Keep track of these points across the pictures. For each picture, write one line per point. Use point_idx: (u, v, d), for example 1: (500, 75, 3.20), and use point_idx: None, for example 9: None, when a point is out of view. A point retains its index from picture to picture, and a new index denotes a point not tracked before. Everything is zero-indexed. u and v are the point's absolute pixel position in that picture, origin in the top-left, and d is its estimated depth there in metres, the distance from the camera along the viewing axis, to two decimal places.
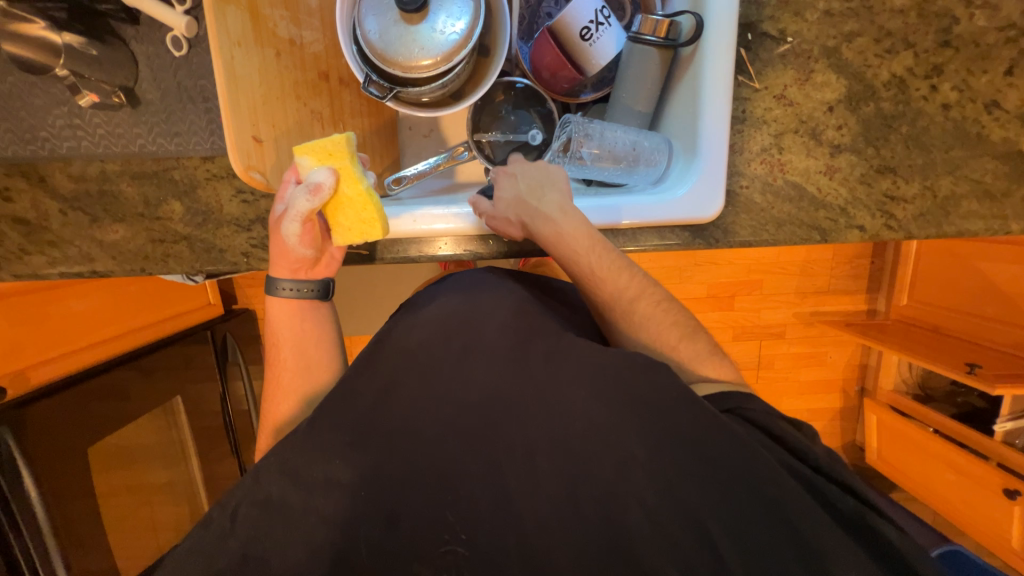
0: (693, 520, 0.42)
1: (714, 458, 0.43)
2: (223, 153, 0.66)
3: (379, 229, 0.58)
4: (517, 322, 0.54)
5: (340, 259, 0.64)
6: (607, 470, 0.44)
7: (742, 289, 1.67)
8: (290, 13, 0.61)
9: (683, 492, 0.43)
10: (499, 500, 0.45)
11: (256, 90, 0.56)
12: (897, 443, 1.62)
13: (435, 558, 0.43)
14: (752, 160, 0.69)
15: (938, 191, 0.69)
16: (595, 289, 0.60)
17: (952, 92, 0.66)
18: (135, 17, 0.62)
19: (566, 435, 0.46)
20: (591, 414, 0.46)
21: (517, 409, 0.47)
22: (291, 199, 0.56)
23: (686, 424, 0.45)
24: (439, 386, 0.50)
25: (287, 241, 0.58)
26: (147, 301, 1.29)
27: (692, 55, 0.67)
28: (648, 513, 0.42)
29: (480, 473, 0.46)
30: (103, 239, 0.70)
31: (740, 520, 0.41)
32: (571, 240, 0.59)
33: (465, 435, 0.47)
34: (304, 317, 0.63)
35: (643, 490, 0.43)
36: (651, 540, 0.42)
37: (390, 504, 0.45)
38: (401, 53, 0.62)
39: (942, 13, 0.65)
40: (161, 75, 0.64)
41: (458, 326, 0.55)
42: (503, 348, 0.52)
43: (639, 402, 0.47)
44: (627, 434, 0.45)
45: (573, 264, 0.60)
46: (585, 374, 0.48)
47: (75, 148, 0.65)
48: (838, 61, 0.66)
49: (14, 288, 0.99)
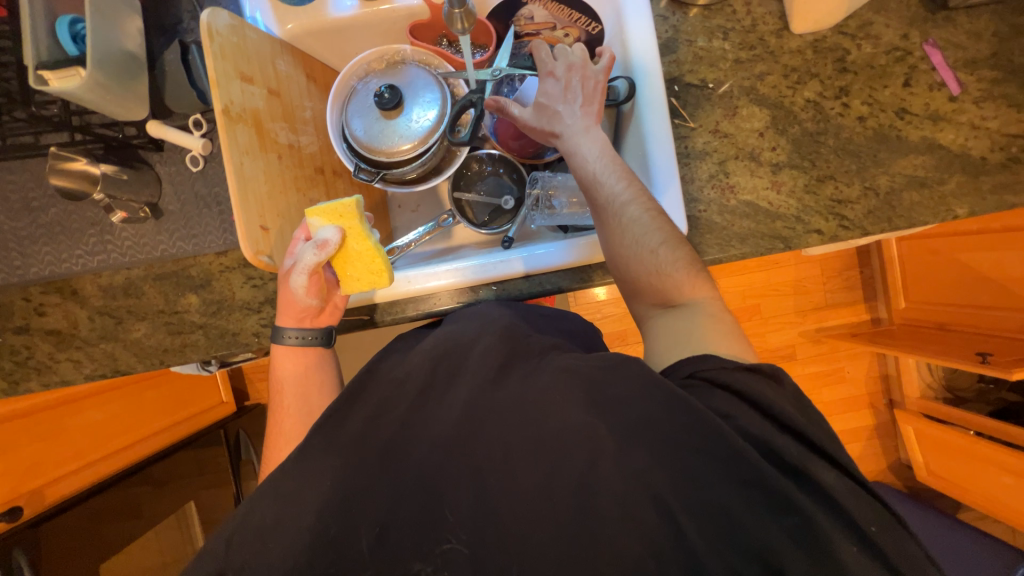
0: (660, 504, 0.42)
1: (680, 442, 0.42)
2: (235, 247, 0.74)
3: (385, 278, 0.66)
4: (495, 345, 0.53)
5: (342, 308, 0.69)
6: (574, 468, 0.44)
7: (741, 315, 1.69)
8: (288, 124, 0.72)
9: (656, 480, 0.42)
10: (477, 512, 0.44)
11: (262, 187, 0.65)
12: (943, 452, 1.52)
13: (436, 556, 0.44)
14: (704, 187, 0.76)
15: (879, 189, 0.76)
16: (594, 189, 0.64)
17: (862, 106, 0.76)
18: (159, 145, 0.73)
19: (539, 438, 0.45)
20: (562, 416, 0.46)
21: (494, 423, 0.47)
22: (303, 253, 0.62)
23: (660, 415, 0.43)
24: (421, 415, 0.49)
25: (294, 292, 0.63)
26: (164, 405, 1.30)
27: (632, 110, 0.77)
28: (620, 506, 0.42)
29: (471, 490, 0.45)
30: (126, 339, 0.76)
31: (702, 498, 0.42)
32: (596, 152, 0.65)
33: (444, 453, 0.46)
34: (307, 368, 0.67)
35: (616, 484, 0.43)
36: (622, 531, 0.42)
37: (384, 522, 0.45)
38: (384, 143, 0.73)
39: (833, 47, 0.77)
40: (181, 188, 0.74)
41: (441, 350, 0.53)
42: (485, 368, 0.50)
43: (611, 402, 0.45)
44: (599, 432, 0.44)
45: (580, 165, 0.65)
46: (565, 381, 0.48)
47: (105, 261, 0.74)
48: (757, 96, 0.77)
49: (33, 405, 1.00)
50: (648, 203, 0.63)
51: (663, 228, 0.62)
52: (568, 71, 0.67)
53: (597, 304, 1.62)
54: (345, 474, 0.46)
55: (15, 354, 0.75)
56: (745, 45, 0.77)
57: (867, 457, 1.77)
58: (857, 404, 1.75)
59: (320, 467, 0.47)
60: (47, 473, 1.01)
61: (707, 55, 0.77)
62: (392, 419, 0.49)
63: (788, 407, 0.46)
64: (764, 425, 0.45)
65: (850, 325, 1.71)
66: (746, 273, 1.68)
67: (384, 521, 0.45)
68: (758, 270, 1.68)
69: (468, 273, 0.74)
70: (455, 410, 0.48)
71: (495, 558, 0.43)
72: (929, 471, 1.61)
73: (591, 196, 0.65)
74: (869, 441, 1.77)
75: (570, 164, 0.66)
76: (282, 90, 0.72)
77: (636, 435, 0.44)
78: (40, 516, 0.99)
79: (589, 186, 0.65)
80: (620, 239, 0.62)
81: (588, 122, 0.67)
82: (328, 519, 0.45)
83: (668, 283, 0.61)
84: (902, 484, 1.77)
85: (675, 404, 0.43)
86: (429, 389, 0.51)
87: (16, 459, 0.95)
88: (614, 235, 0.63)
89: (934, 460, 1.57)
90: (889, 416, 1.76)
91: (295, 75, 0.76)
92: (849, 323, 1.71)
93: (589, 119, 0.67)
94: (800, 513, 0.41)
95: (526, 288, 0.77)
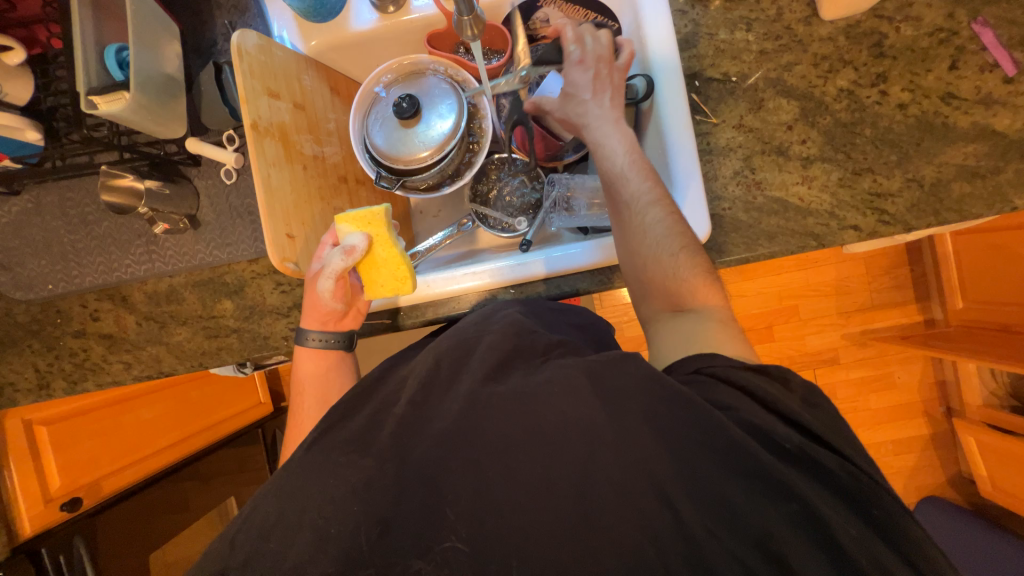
0: (662, 496, 0.42)
1: (678, 432, 0.43)
2: (265, 255, 0.78)
3: (409, 286, 0.69)
4: (500, 343, 0.53)
5: (365, 313, 0.72)
6: (572, 457, 0.44)
7: (778, 318, 1.61)
8: (313, 136, 0.75)
9: (650, 462, 0.42)
10: (479, 508, 0.44)
11: (288, 197, 0.68)
12: (1008, 466, 1.39)
13: (437, 554, 0.44)
14: (728, 184, 0.73)
15: (924, 180, 0.70)
16: (618, 184, 0.64)
17: (903, 93, 0.71)
18: (197, 161, 0.78)
19: (540, 433, 0.45)
20: (561, 407, 0.46)
21: (494, 413, 0.47)
22: (330, 257, 0.66)
23: (665, 412, 0.44)
24: (427, 408, 0.50)
25: (320, 294, 0.66)
26: (207, 404, 1.37)
27: (651, 108, 0.76)
28: (619, 492, 0.43)
29: (474, 489, 0.45)
30: (169, 342, 0.81)
31: (701, 481, 0.42)
32: (619, 143, 0.65)
33: (447, 444, 0.46)
34: (327, 368, 0.69)
35: (614, 473, 0.43)
36: (621, 517, 0.42)
37: (385, 513, 0.45)
38: (402, 151, 0.75)
39: (869, 31, 0.72)
40: (217, 201, 0.79)
41: (449, 347, 0.55)
42: (483, 367, 0.50)
43: (614, 393, 0.45)
44: (597, 421, 0.45)
45: (605, 154, 0.65)
46: (569, 382, 0.47)
47: (150, 269, 0.79)
48: (784, 88, 0.73)
49: (88, 404, 1.09)
50: (669, 207, 0.62)
51: (682, 233, 0.61)
52: (597, 61, 0.69)
53: (625, 306, 1.58)
54: (360, 466, 0.48)
55: (74, 356, 0.82)
56: (771, 35, 0.74)
57: (922, 470, 1.64)
58: (909, 412, 1.63)
59: (333, 462, 0.49)
60: (106, 466, 1.10)
61: (729, 48, 0.75)
62: (402, 412, 0.50)
63: (800, 407, 0.45)
64: (776, 424, 0.44)
65: (899, 328, 1.60)
66: (783, 272, 1.60)
67: (386, 519, 0.45)
68: (795, 270, 1.60)
69: (490, 276, 0.75)
70: (457, 404, 0.48)
71: (497, 556, 0.43)
72: (994, 486, 1.47)
73: (615, 189, 0.64)
74: (925, 452, 1.64)
75: (593, 155, 0.66)
76: (307, 104, 0.75)
77: (637, 426, 0.44)
78: (98, 507, 1.08)
79: (614, 179, 0.65)
80: (642, 236, 0.62)
81: (616, 114, 0.67)
82: (337, 515, 0.46)
83: (683, 288, 0.59)
84: (964, 500, 1.63)
85: (676, 399, 0.44)
86: (431, 385, 0.51)
87: (78, 452, 1.06)
88: (632, 234, 0.62)
89: (999, 475, 1.44)
90: (948, 425, 1.62)
91: (320, 89, 0.79)
92: (898, 325, 1.60)
93: (617, 112, 0.68)
94: (800, 495, 0.41)
95: (543, 290, 0.77)
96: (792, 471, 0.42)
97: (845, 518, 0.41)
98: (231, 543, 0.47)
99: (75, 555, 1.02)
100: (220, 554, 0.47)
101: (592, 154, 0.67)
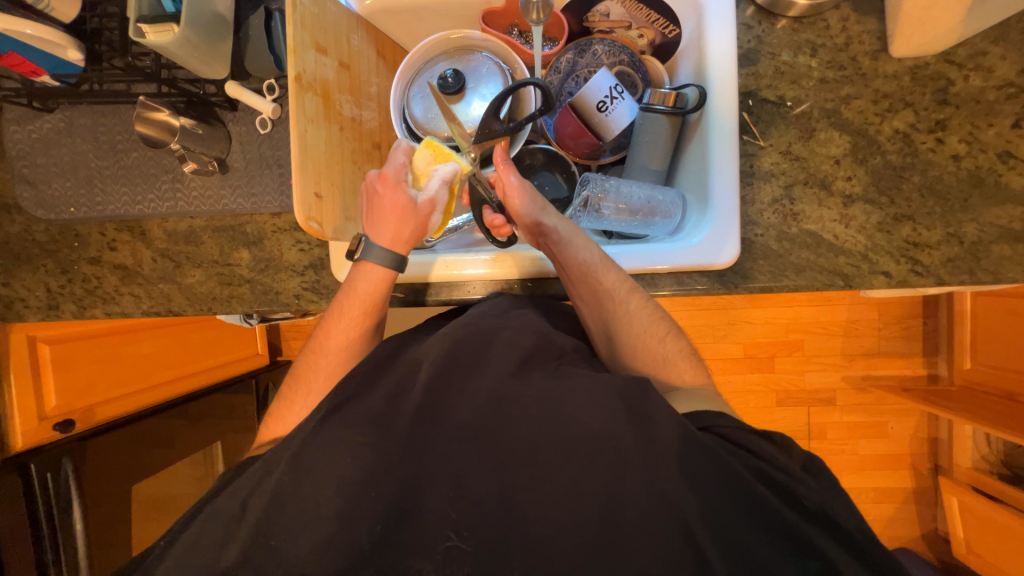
0: (687, 530, 0.43)
1: (703, 477, 0.44)
2: (289, 210, 0.78)
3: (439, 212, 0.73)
4: (521, 344, 0.54)
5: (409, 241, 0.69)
6: (600, 480, 0.46)
7: (782, 350, 1.60)
8: (354, 98, 0.74)
9: (673, 493, 0.44)
10: (505, 506, 0.46)
11: (321, 155, 0.67)
12: (986, 531, 1.39)
13: (438, 553, 0.46)
14: (764, 211, 0.72)
15: (965, 237, 0.69)
16: (593, 279, 0.63)
17: (960, 144, 0.69)
18: (234, 105, 0.77)
19: (565, 444, 0.47)
20: (587, 421, 0.48)
21: (518, 415, 0.49)
22: (438, 193, 0.64)
23: (696, 456, 0.45)
24: (444, 391, 0.51)
25: (424, 227, 0.65)
26: (205, 348, 1.38)
27: (699, 120, 0.74)
28: (643, 517, 0.44)
29: (488, 481, 0.47)
30: (182, 283, 0.81)
31: (722, 521, 0.44)
32: (578, 240, 0.65)
33: (468, 438, 0.48)
34: (355, 289, 0.64)
35: (641, 499, 0.45)
36: (646, 547, 0.44)
37: (403, 505, 0.47)
38: (441, 128, 0.76)
39: (936, 76, 0.70)
40: (248, 148, 0.78)
41: (467, 336, 0.55)
42: (509, 362, 0.52)
43: (644, 421, 0.47)
44: (626, 445, 0.46)
45: (576, 248, 0.64)
46: (594, 397, 0.49)
47: (173, 207, 0.79)
48: (839, 120, 0.71)
49: (89, 331, 1.10)
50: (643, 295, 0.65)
51: (665, 320, 0.64)
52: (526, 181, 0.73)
53: None
54: (369, 439, 0.48)
55: (86, 282, 0.82)
56: (834, 64, 0.72)
57: (899, 522, 1.65)
58: (896, 463, 1.62)
59: (333, 427, 0.49)
60: (102, 393, 1.13)
61: (789, 71, 0.73)
62: (416, 396, 0.50)
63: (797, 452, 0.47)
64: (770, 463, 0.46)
65: (902, 379, 1.59)
66: (795, 306, 1.58)
67: (401, 509, 0.47)
68: (808, 306, 1.58)
69: (507, 265, 0.74)
70: (478, 400, 0.50)
71: (503, 549, 0.45)
72: (969, 549, 1.46)
73: (593, 284, 0.63)
74: (906, 505, 1.63)
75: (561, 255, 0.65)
76: (352, 64, 0.74)
77: (663, 455, 0.45)
78: (88, 433, 1.09)
79: (587, 277, 0.63)
80: (622, 330, 0.62)
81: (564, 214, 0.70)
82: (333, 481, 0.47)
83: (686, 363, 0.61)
84: (935, 558, 1.64)
85: (700, 443, 0.45)
86: (449, 370, 0.52)
87: (76, 375, 1.07)
88: (623, 328, 0.62)
89: (976, 539, 1.43)
90: (933, 482, 1.62)
91: (366, 50, 0.78)
92: (900, 376, 1.59)
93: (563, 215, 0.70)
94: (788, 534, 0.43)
95: (562, 289, 0.76)
96: (794, 514, 0.44)
97: (843, 563, 0.42)
98: (241, 505, 0.47)
99: (61, 473, 1.02)
100: (229, 516, 0.47)
101: (563, 249, 0.65)
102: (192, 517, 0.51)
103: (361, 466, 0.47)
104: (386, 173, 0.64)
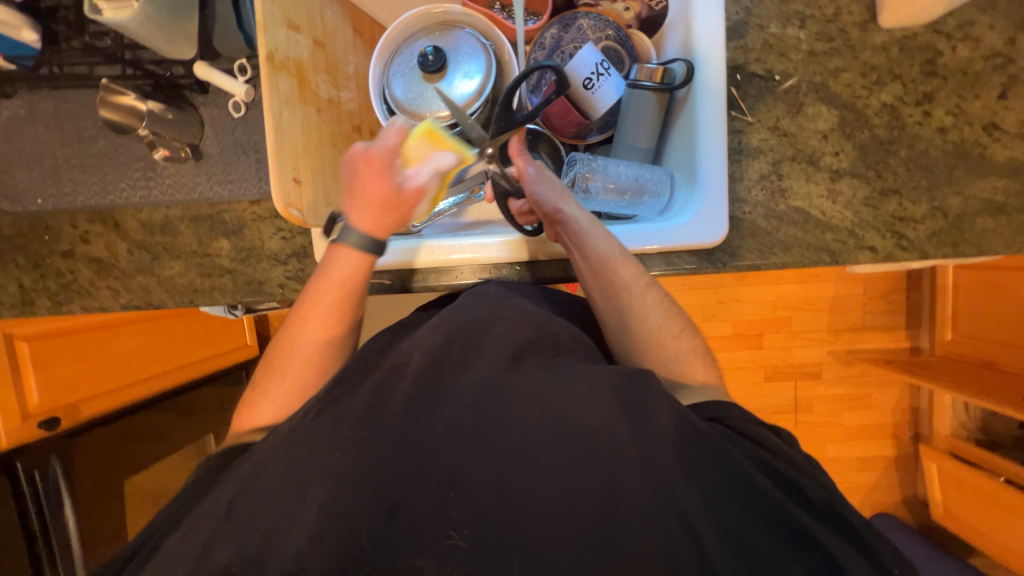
0: (687, 525, 0.44)
1: (702, 470, 0.46)
2: (268, 197, 0.76)
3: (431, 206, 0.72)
4: (516, 331, 0.56)
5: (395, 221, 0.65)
6: (599, 476, 0.46)
7: (770, 327, 1.62)
8: (330, 78, 0.71)
9: (668, 485, 0.45)
10: (502, 505, 0.46)
11: (299, 139, 0.65)
12: (961, 493, 1.45)
13: (438, 550, 0.45)
14: (752, 188, 0.71)
15: (949, 211, 0.69)
16: (609, 270, 0.63)
17: (946, 117, 0.69)
18: (204, 88, 0.74)
19: (566, 439, 0.47)
20: (590, 417, 0.48)
21: (514, 407, 0.49)
22: (429, 182, 0.60)
23: (692, 454, 0.46)
24: (437, 386, 0.51)
25: (411, 211, 0.61)
26: (191, 339, 1.33)
27: (687, 96, 0.73)
28: (642, 510, 0.45)
29: (484, 471, 0.47)
30: (161, 275, 0.78)
31: (718, 516, 0.45)
32: (596, 232, 0.65)
33: (467, 431, 0.48)
34: (329, 273, 0.61)
35: (638, 494, 0.45)
36: (646, 543, 0.44)
37: (397, 498, 0.47)
38: (423, 107, 0.72)
39: (924, 46, 0.69)
40: (222, 133, 0.75)
41: (459, 328, 0.56)
42: (503, 356, 0.53)
43: (643, 415, 0.48)
44: (623, 438, 0.47)
45: (593, 240, 0.64)
46: (591, 390, 0.50)
47: (146, 197, 0.76)
48: (827, 94, 0.70)
49: (61, 329, 1.05)
50: (659, 292, 0.64)
51: (679, 316, 0.64)
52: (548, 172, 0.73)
53: None
54: (358, 431, 0.49)
55: (60, 277, 0.79)
56: (823, 35, 0.70)
57: (881, 489, 1.71)
58: (879, 433, 1.68)
59: (326, 421, 0.49)
60: (84, 390, 1.10)
61: (778, 43, 0.71)
62: (407, 386, 0.50)
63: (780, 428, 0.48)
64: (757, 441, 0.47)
65: (885, 352, 1.62)
66: (783, 284, 1.60)
67: (395, 503, 0.47)
68: (795, 283, 1.59)
69: (496, 250, 0.73)
70: (470, 392, 0.50)
71: (501, 548, 0.45)
72: (946, 511, 1.52)
73: (609, 276, 0.63)
74: (887, 472, 1.69)
75: (577, 245, 0.65)
76: (327, 42, 0.71)
77: (662, 450, 0.46)
78: (75, 430, 1.11)
79: (604, 269, 0.63)
80: (637, 324, 0.62)
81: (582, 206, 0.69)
82: (323, 473, 0.47)
83: (679, 351, 0.61)
84: (914, 521, 1.71)
85: (699, 434, 0.47)
86: (447, 365, 0.53)
87: (56, 374, 1.05)
88: (637, 323, 0.62)
89: (951, 500, 1.50)
90: (913, 450, 1.68)
91: (342, 27, 0.74)
92: (884, 349, 1.62)
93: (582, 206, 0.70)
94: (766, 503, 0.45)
95: (553, 272, 0.75)
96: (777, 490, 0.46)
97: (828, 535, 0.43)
98: (234, 502, 0.46)
99: (51, 472, 1.04)
100: (221, 514, 0.46)
101: (578, 240, 0.65)
102: (182, 515, 0.50)
103: (355, 459, 0.47)
104: (372, 153, 0.58)
